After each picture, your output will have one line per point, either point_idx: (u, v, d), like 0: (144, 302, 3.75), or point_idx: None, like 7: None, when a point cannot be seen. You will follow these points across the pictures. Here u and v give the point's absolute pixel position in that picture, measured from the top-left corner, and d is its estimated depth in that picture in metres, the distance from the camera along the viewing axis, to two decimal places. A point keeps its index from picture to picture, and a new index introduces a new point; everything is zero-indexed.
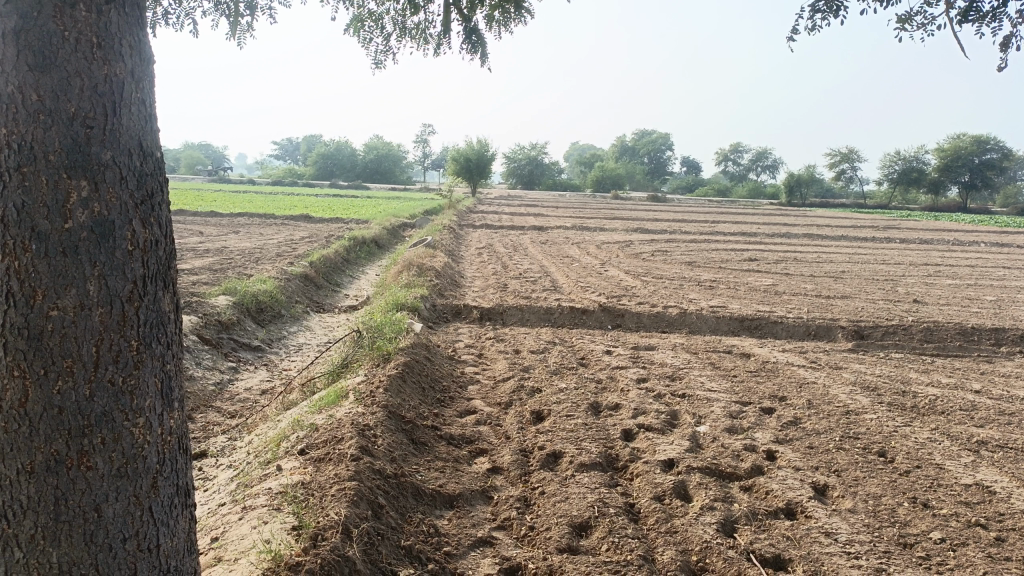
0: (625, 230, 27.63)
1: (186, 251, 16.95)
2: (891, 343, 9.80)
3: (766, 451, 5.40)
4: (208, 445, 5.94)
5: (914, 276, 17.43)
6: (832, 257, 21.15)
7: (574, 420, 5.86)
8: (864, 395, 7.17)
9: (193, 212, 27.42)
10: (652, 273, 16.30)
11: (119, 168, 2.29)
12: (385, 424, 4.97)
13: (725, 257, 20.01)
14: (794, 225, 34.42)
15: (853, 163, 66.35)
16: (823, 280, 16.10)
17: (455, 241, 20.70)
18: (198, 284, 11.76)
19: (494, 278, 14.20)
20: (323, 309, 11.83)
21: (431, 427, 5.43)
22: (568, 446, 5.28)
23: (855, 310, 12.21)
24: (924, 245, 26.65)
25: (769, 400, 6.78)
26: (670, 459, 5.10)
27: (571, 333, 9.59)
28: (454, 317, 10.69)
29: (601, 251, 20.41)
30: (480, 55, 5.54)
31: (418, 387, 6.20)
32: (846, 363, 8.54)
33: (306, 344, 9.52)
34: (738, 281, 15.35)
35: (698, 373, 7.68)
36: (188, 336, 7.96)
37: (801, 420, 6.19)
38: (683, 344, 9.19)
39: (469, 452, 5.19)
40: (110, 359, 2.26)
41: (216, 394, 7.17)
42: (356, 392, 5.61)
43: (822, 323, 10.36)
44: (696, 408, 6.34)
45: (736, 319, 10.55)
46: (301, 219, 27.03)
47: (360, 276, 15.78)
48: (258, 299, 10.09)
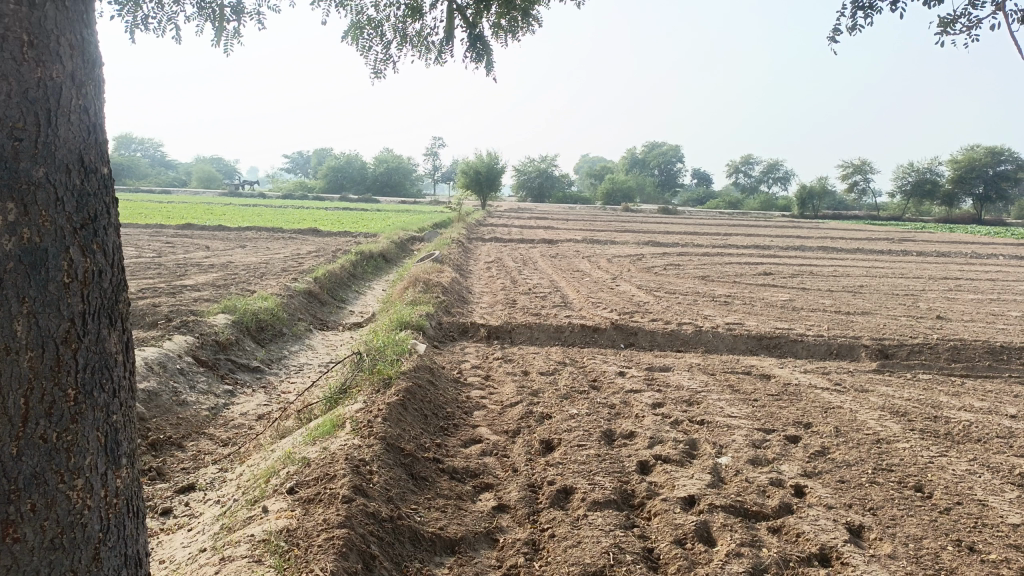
0: (637, 244, 27.22)
1: (191, 266, 16.72)
2: (918, 363, 9.37)
3: (794, 485, 5.01)
4: (196, 477, 5.60)
5: (934, 291, 16.94)
6: (848, 270, 20.67)
7: (586, 451, 5.49)
8: (894, 421, 6.75)
9: (201, 226, 27.29)
10: (665, 288, 15.92)
11: (54, 186, 1.96)
12: (383, 458, 4.61)
13: (739, 271, 19.58)
14: (807, 238, 33.88)
15: (866, 174, 65.68)
16: (841, 295, 15.66)
17: (464, 255, 20.38)
18: (199, 302, 11.47)
19: (503, 294, 13.86)
20: (326, 327, 11.49)
21: (433, 460, 5.07)
22: (580, 480, 4.90)
23: (877, 327, 11.78)
24: (942, 258, 26.10)
25: (793, 427, 6.38)
26: (691, 496, 4.71)
27: (582, 353, 9.22)
28: (460, 335, 10.34)
29: (612, 265, 20.06)
30: (485, 65, 5.21)
31: (419, 415, 5.84)
32: (872, 385, 8.13)
33: (307, 364, 9.19)
34: (754, 296, 14.93)
35: (717, 396, 7.29)
36: (183, 357, 7.63)
37: (829, 450, 5.79)
38: (700, 364, 8.80)
39: (473, 488, 4.83)
40: (42, 412, 1.93)
41: (210, 420, 6.84)
42: (353, 422, 5.26)
43: (844, 342, 9.95)
44: (716, 436, 5.95)
45: (754, 337, 10.16)
46: (310, 233, 26.82)
47: (367, 292, 15.47)
48: (258, 317, 9.77)
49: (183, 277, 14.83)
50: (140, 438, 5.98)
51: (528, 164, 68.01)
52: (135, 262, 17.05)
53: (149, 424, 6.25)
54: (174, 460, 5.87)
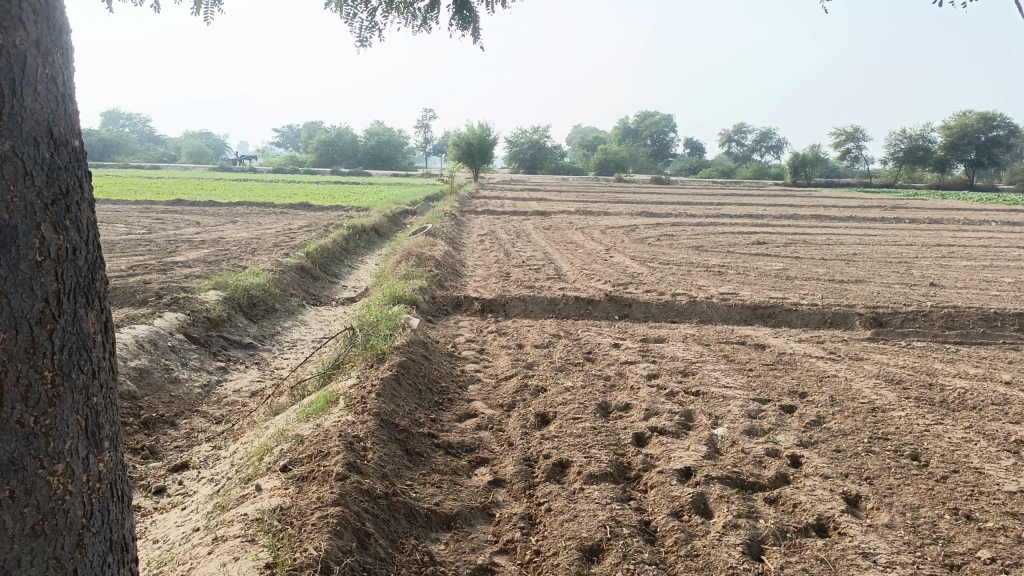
0: (630, 214, 27.09)
1: (182, 242, 16.55)
2: (912, 331, 9.36)
3: (790, 455, 5.00)
4: (190, 455, 5.56)
5: (928, 258, 16.91)
6: (842, 239, 20.62)
7: (581, 423, 5.46)
8: (889, 389, 6.74)
9: (191, 201, 27.04)
10: (659, 258, 15.86)
11: (21, 160, 1.97)
12: (377, 434, 4.58)
13: (732, 240, 19.52)
14: (800, 206, 33.78)
15: (859, 141, 65.39)
16: (835, 263, 15.62)
17: (456, 228, 20.25)
18: (190, 278, 11.37)
19: (497, 267, 13.78)
20: (319, 302, 11.41)
21: (428, 435, 5.04)
22: (576, 454, 4.87)
23: (871, 295, 11.75)
24: (935, 225, 26.05)
25: (789, 396, 6.37)
26: (687, 468, 4.70)
27: (577, 325, 9.17)
28: (454, 309, 10.28)
29: (606, 236, 19.97)
30: (472, 32, 5.09)
31: (413, 390, 5.79)
32: (867, 354, 8.11)
33: (300, 340, 9.13)
34: (748, 266, 14.87)
35: (712, 367, 7.27)
36: (174, 335, 7.56)
37: (825, 420, 5.78)
38: (695, 335, 8.77)
39: (469, 463, 4.80)
40: (19, 396, 1.94)
41: (202, 397, 6.79)
42: (346, 398, 5.21)
43: (839, 310, 9.92)
44: (712, 407, 5.93)
45: (749, 307, 10.12)
46: (301, 207, 26.60)
47: (359, 266, 15.37)
48: (250, 293, 9.69)
49: (174, 254, 14.69)
50: (132, 416, 5.93)
51: (520, 135, 67.52)
52: (125, 238, 16.90)
53: (141, 402, 6.20)
54: (167, 439, 5.83)
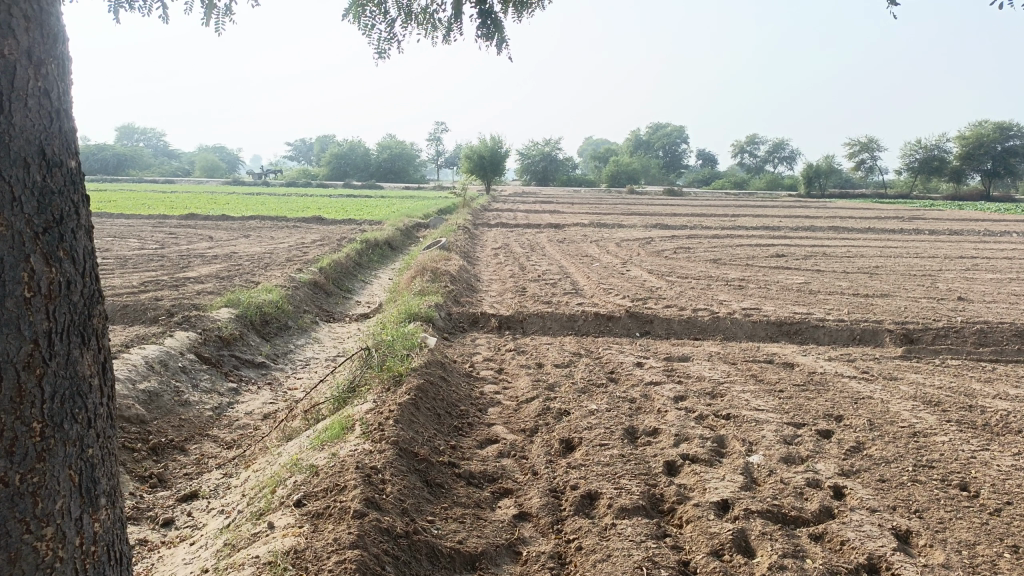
0: (645, 227, 26.85)
1: (195, 257, 16.44)
2: (945, 348, 9.04)
3: (833, 486, 4.72)
4: (200, 484, 5.33)
5: (952, 271, 16.56)
6: (862, 251, 20.28)
7: (609, 451, 5.19)
8: (928, 412, 6.44)
9: (205, 215, 27.04)
10: (677, 272, 15.59)
11: (8, 182, 1.78)
12: (395, 465, 4.33)
13: (750, 253, 19.21)
14: (816, 218, 33.46)
15: (873, 152, 64.94)
16: (857, 277, 15.30)
17: (470, 242, 20.06)
18: (202, 295, 11.20)
19: (513, 282, 13.55)
20: (332, 318, 11.20)
21: (448, 465, 4.78)
22: (605, 484, 4.61)
23: (898, 310, 11.43)
24: (955, 236, 25.65)
25: (823, 420, 6.08)
26: (724, 500, 4.42)
27: (597, 343, 8.91)
28: (470, 326, 10.04)
29: (621, 249, 19.74)
30: (495, 42, 4.88)
31: (432, 414, 5.55)
32: (900, 373, 7.80)
33: (314, 359, 8.91)
34: (768, 279, 14.58)
35: (741, 388, 6.98)
36: (185, 355, 7.36)
37: (864, 446, 5.50)
38: (719, 353, 8.49)
39: (492, 494, 4.55)
40: (2, 452, 1.75)
41: (213, 421, 6.58)
42: (363, 424, 4.97)
43: (867, 327, 9.62)
44: (745, 432, 5.65)
45: (774, 323, 9.83)
46: (314, 220, 26.52)
47: (373, 281, 15.18)
48: (262, 310, 9.50)
49: (186, 269, 14.57)
50: (140, 441, 5.72)
51: (532, 148, 67.49)
52: (137, 253, 16.82)
53: (150, 427, 5.99)
54: (176, 466, 5.61)
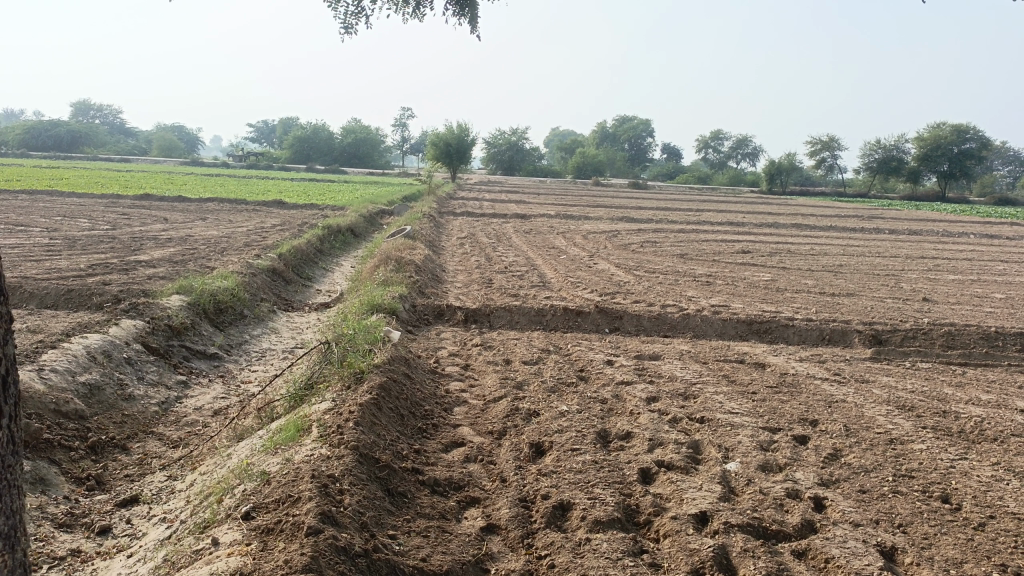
0: (611, 219, 26.64)
1: (148, 240, 15.82)
2: (914, 350, 8.97)
3: (813, 498, 4.53)
4: (141, 487, 4.96)
5: (915, 271, 16.63)
6: (826, 249, 20.32)
7: (581, 456, 4.93)
8: (904, 418, 6.31)
9: (161, 196, 26.15)
10: (645, 266, 15.41)
11: None
12: (355, 472, 4.02)
13: (717, 248, 19.12)
14: (779, 214, 33.62)
15: (835, 151, 65.69)
16: (823, 275, 15.28)
17: (435, 230, 19.68)
18: (153, 280, 10.70)
19: (478, 273, 13.23)
20: (291, 308, 10.77)
21: (411, 471, 4.48)
22: (578, 494, 4.36)
23: (865, 310, 11.37)
24: (915, 236, 25.90)
25: (799, 425, 5.90)
26: (702, 512, 4.20)
27: (566, 339, 8.66)
28: (435, 319, 9.72)
29: (588, 241, 19.53)
30: (469, 23, 4.58)
31: (394, 415, 5.23)
32: (873, 376, 7.68)
33: (270, 351, 8.52)
34: (735, 276, 14.46)
35: (714, 389, 6.78)
36: (131, 345, 6.95)
37: (842, 454, 5.33)
38: (690, 352, 8.30)
39: (459, 503, 4.26)
40: None
41: (159, 417, 6.19)
42: (320, 426, 4.64)
43: (837, 327, 9.51)
44: (721, 437, 5.44)
45: (744, 322, 9.67)
46: (275, 204, 25.85)
47: (334, 269, 14.73)
48: (217, 298, 9.06)
49: (138, 252, 13.97)
50: (78, 439, 5.32)
51: (498, 137, 66.99)
52: (88, 234, 16.13)
53: (90, 423, 5.59)
54: (116, 466, 5.23)
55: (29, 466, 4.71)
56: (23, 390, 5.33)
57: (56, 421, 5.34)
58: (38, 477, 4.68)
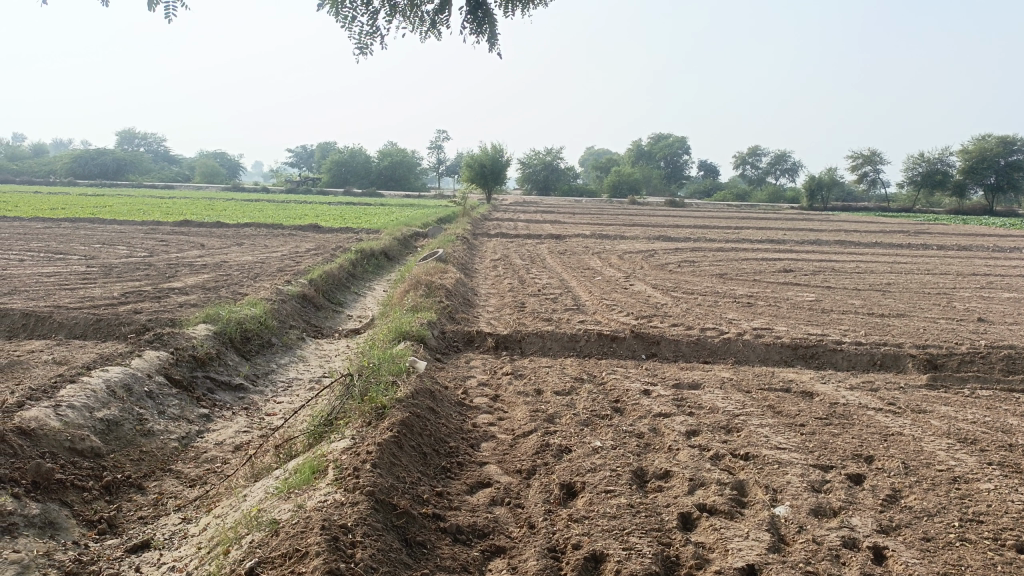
0: (647, 238, 26.26)
1: (183, 266, 15.87)
2: (973, 376, 8.43)
3: (871, 548, 4.13)
4: (154, 531, 4.74)
5: (967, 289, 15.94)
6: (872, 267, 19.63)
7: (616, 499, 4.59)
8: (967, 453, 5.83)
9: (199, 222, 26.43)
10: (683, 287, 14.98)
11: None
12: (370, 521, 3.74)
13: (757, 267, 18.60)
14: (821, 231, 32.81)
15: (877, 165, 64.34)
16: (870, 294, 14.68)
17: (469, 252, 19.51)
18: (184, 307, 10.62)
19: (511, 297, 12.95)
20: (320, 335, 10.57)
21: (432, 517, 4.18)
22: (613, 543, 4.01)
23: (917, 332, 10.82)
24: (965, 252, 25.00)
25: (852, 462, 5.48)
26: (750, 565, 3.83)
27: (600, 366, 8.31)
28: (465, 345, 9.45)
29: (624, 262, 19.18)
30: (489, 39, 4.33)
31: (416, 455, 4.94)
32: (930, 406, 7.18)
33: (297, 380, 8.31)
34: (777, 296, 13.97)
35: (759, 421, 6.38)
36: (152, 378, 6.78)
37: (901, 495, 4.90)
38: (732, 379, 7.88)
39: (483, 553, 3.95)
40: None
41: (177, 453, 5.98)
42: (337, 469, 4.38)
43: (888, 351, 9.01)
44: (768, 477, 5.04)
45: (788, 347, 9.23)
46: (310, 228, 25.94)
47: (366, 293, 14.58)
48: (243, 326, 8.91)
49: (172, 279, 13.99)
50: (92, 479, 5.13)
51: (533, 157, 67.01)
52: (125, 261, 16.25)
53: (106, 461, 5.40)
54: (130, 507, 5.02)
55: (37, 510, 4.49)
56: (37, 427, 5.16)
57: (70, 460, 5.15)
58: (47, 521, 4.47)
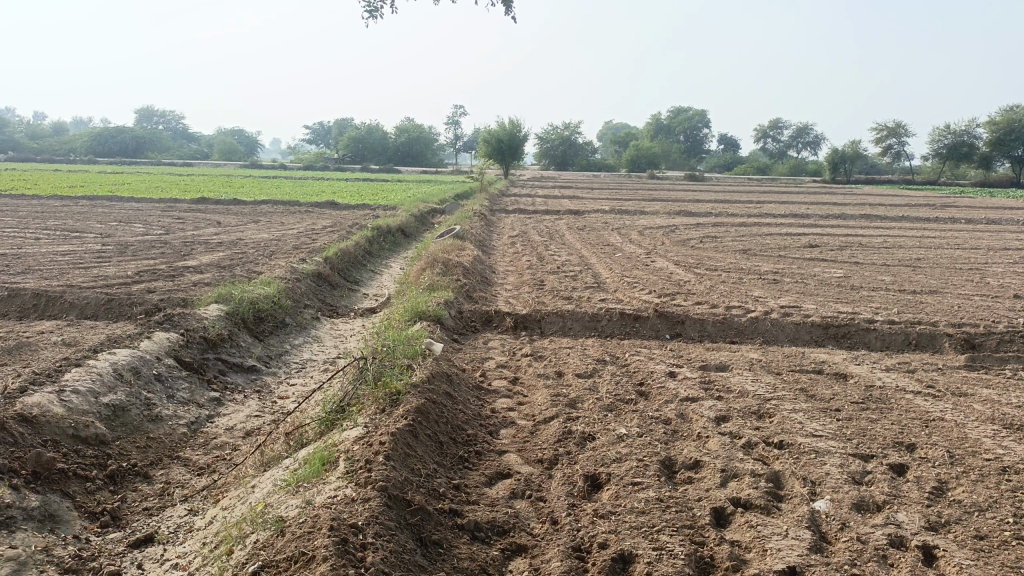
0: (667, 213, 25.77)
1: (198, 244, 15.70)
2: (1013, 356, 8.04)
3: (921, 547, 3.83)
4: (159, 524, 4.53)
5: (999, 264, 15.41)
6: (900, 241, 19.08)
7: (644, 492, 4.31)
8: (1015, 440, 5.49)
9: (216, 199, 26.25)
10: (705, 263, 14.59)
11: None
12: (382, 519, 3.49)
13: (781, 242, 18.14)
14: (845, 205, 32.10)
15: (901, 136, 62.95)
16: (900, 270, 14.22)
17: (486, 229, 19.22)
18: (197, 286, 10.42)
19: (530, 274, 12.64)
20: (335, 314, 10.37)
21: (449, 514, 3.94)
22: (642, 542, 3.75)
23: (952, 309, 10.40)
24: (994, 225, 24.35)
25: (894, 451, 5.17)
26: (791, 568, 3.55)
27: (622, 347, 8.03)
28: (484, 325, 9.18)
29: (644, 238, 18.78)
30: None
31: (432, 445, 4.69)
32: (971, 389, 6.82)
33: (311, 361, 8.09)
34: (803, 273, 13.56)
35: (792, 406, 6.07)
36: (161, 360, 6.58)
37: (949, 488, 4.58)
38: (762, 361, 7.56)
39: (503, 553, 3.70)
40: None
41: (186, 440, 5.78)
42: (348, 460, 4.14)
43: (923, 330, 8.62)
44: (804, 468, 4.75)
45: (819, 326, 8.87)
46: (327, 205, 25.70)
47: (382, 270, 14.34)
48: (256, 306, 8.69)
49: (187, 257, 13.82)
50: (96, 468, 4.93)
51: (551, 132, 66.35)
52: (140, 239, 16.11)
53: (111, 449, 5.20)
54: (136, 498, 4.82)
55: (37, 502, 4.29)
56: (39, 414, 4.96)
57: (73, 448, 4.95)
58: (47, 514, 4.27)
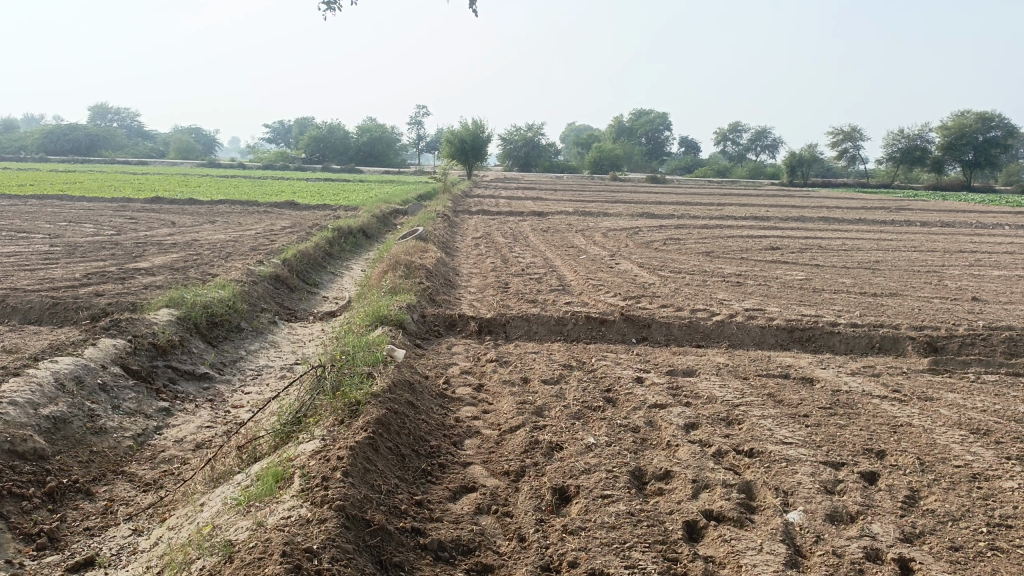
0: (630, 215, 25.78)
1: (151, 245, 15.21)
2: (975, 359, 8.08)
3: (897, 560, 3.74)
4: (101, 546, 4.24)
5: (955, 267, 15.65)
6: (859, 244, 19.30)
7: (614, 506, 4.16)
8: (982, 445, 5.46)
9: (171, 198, 25.57)
10: (669, 265, 14.55)
11: None
12: (339, 542, 3.28)
13: (743, 244, 18.22)
14: (804, 207, 32.47)
15: (857, 140, 64.11)
16: (860, 273, 14.34)
17: (449, 230, 18.98)
18: (148, 290, 10.04)
19: (494, 277, 12.46)
20: (294, 317, 10.07)
21: (411, 533, 3.74)
22: (613, 560, 3.60)
23: (913, 312, 10.47)
24: (948, 228, 24.82)
25: (864, 458, 5.10)
26: None
27: (588, 351, 7.89)
28: (447, 330, 8.98)
29: (608, 239, 18.72)
30: None
31: (393, 458, 4.48)
32: (936, 393, 6.81)
33: (268, 367, 7.81)
34: (766, 275, 13.59)
35: (761, 412, 5.98)
36: (107, 369, 6.26)
37: (921, 497, 4.52)
38: (729, 365, 7.48)
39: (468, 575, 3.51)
40: None
41: (132, 453, 5.48)
42: (304, 477, 3.92)
43: (887, 333, 8.64)
44: (776, 477, 4.64)
45: (784, 329, 8.83)
46: (286, 205, 25.21)
47: (342, 272, 14.04)
48: (210, 311, 8.38)
49: (139, 259, 13.36)
50: (33, 485, 4.62)
51: (514, 133, 66.20)
52: (90, 240, 15.56)
53: (51, 464, 4.89)
54: (76, 517, 4.52)
55: None
56: None
57: (8, 464, 4.63)
58: None
